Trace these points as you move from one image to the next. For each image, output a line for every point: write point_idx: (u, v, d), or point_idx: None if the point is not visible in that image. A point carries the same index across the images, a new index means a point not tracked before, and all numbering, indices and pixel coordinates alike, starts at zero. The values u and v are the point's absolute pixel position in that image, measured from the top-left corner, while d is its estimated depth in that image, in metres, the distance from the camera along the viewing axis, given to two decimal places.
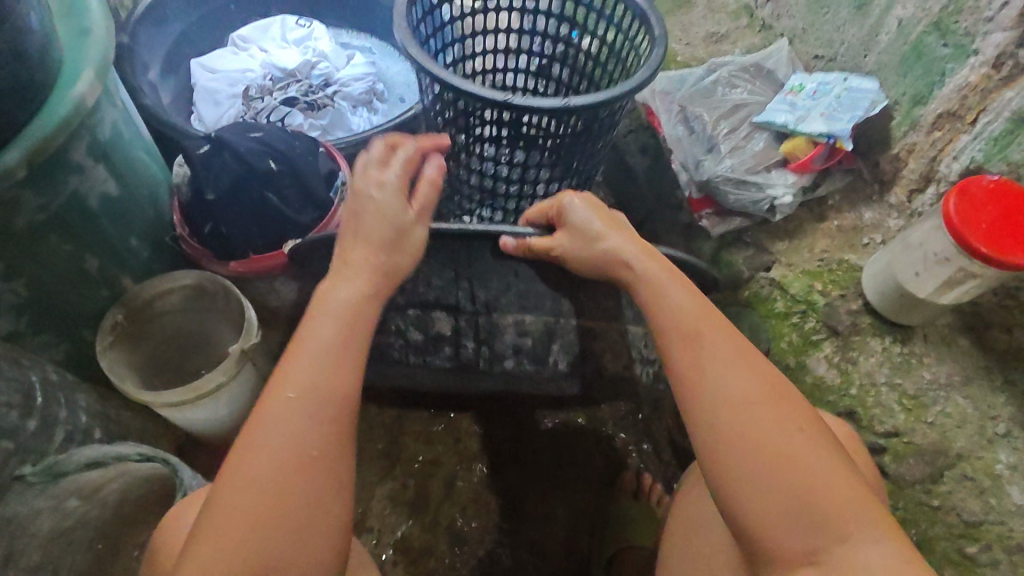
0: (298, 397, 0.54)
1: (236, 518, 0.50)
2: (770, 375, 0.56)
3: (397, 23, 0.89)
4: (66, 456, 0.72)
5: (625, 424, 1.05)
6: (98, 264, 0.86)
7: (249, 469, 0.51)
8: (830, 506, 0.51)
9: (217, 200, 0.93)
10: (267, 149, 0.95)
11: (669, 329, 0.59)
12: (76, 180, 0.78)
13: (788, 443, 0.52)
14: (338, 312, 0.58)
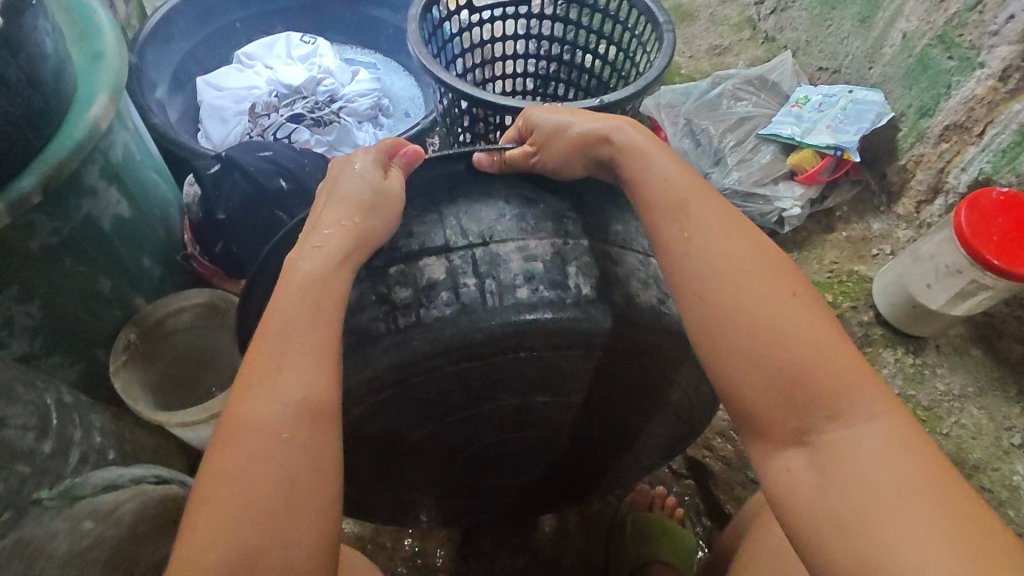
0: (295, 368, 0.51)
1: (233, 469, 0.47)
2: (764, 245, 0.54)
3: (411, 35, 0.92)
4: (80, 481, 0.77)
5: None
6: (111, 285, 0.86)
7: (249, 440, 0.48)
8: (817, 373, 0.48)
9: (228, 219, 0.94)
10: (276, 168, 0.94)
11: (653, 202, 0.58)
12: (89, 203, 0.78)
13: (774, 312, 0.50)
14: (334, 252, 0.57)
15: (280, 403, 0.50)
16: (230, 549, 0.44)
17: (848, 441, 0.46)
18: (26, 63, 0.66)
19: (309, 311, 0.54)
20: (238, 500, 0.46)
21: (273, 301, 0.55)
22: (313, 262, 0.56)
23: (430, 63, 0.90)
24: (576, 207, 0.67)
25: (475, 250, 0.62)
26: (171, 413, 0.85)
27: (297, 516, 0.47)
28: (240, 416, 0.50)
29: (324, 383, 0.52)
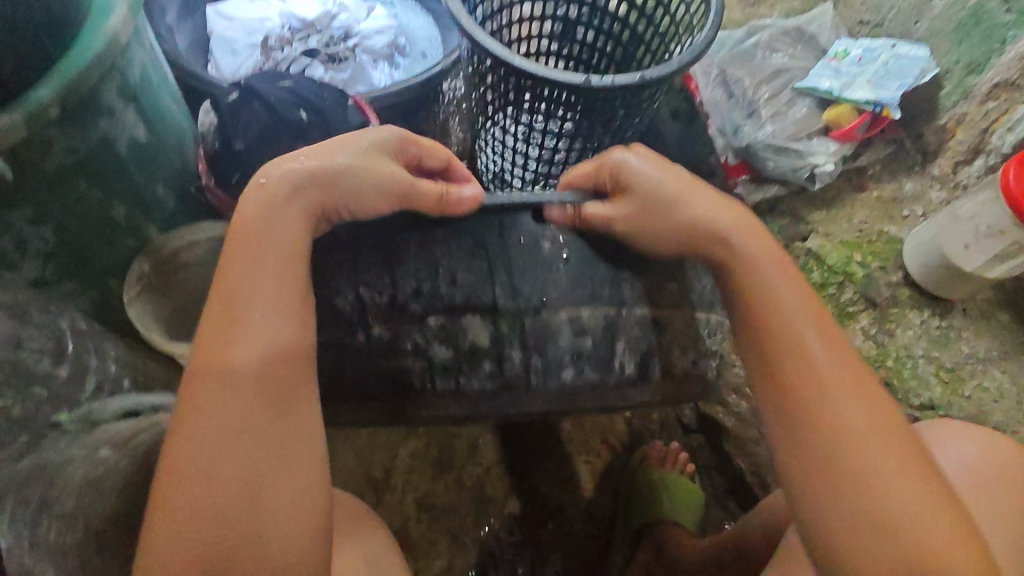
0: (252, 325, 0.54)
1: (210, 456, 0.50)
2: (889, 408, 0.57)
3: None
4: (100, 405, 0.78)
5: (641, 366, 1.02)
6: (125, 212, 0.83)
7: (213, 407, 0.52)
8: (916, 517, 0.52)
9: (246, 150, 0.90)
10: (297, 99, 0.91)
11: (774, 314, 0.60)
12: (106, 123, 0.75)
13: (841, 424, 0.55)
14: (292, 221, 0.58)
15: (247, 363, 0.53)
16: (203, 527, 0.49)
17: (905, 539, 0.51)
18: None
19: (276, 290, 0.56)
20: (218, 473, 0.50)
21: (232, 259, 0.57)
22: (275, 229, 0.57)
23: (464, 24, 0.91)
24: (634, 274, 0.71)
25: (527, 322, 0.70)
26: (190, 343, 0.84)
27: (269, 486, 0.51)
28: (206, 402, 0.52)
29: (283, 339, 0.55)
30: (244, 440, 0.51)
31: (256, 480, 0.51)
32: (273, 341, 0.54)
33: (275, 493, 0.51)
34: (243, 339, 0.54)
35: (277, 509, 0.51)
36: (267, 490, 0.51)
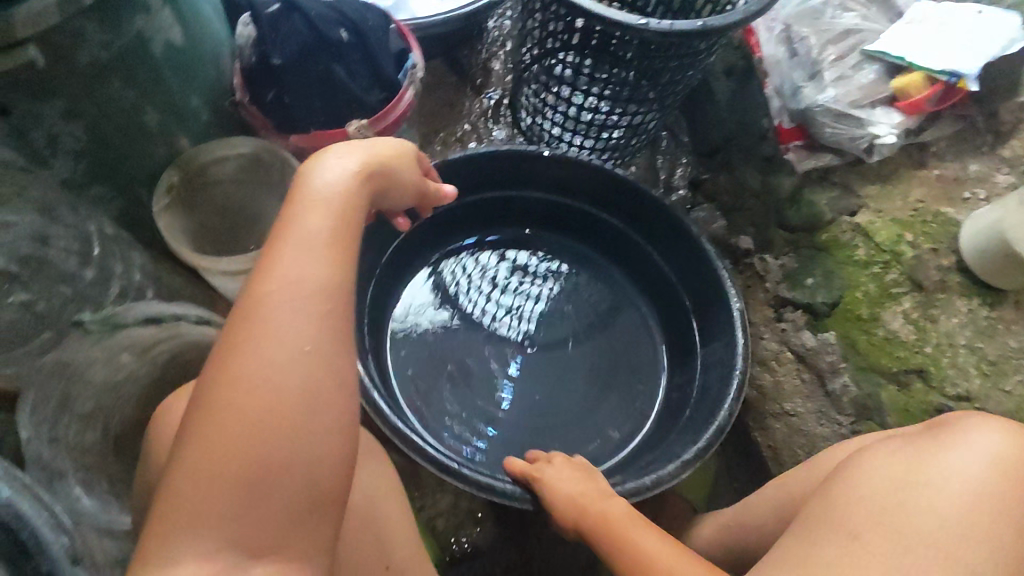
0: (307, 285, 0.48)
1: (254, 396, 0.44)
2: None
3: None
4: (126, 309, 0.73)
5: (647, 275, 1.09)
6: (158, 118, 0.81)
7: (249, 367, 0.44)
8: None
9: (282, 66, 0.86)
10: (337, 16, 0.88)
11: None
12: (142, 20, 0.72)
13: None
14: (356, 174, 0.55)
15: (296, 325, 0.46)
16: (240, 475, 0.42)
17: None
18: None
19: (337, 236, 0.51)
20: (246, 446, 0.43)
21: (293, 218, 0.51)
22: (338, 182, 0.54)
23: None
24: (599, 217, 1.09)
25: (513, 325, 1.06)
26: (216, 259, 0.83)
27: (315, 442, 0.45)
28: (257, 334, 0.45)
29: (344, 281, 0.50)
30: (282, 413, 0.44)
31: (289, 458, 0.44)
32: (320, 299, 0.48)
33: (315, 455, 0.45)
34: (291, 295, 0.47)
35: (311, 473, 0.45)
36: (308, 448, 0.45)
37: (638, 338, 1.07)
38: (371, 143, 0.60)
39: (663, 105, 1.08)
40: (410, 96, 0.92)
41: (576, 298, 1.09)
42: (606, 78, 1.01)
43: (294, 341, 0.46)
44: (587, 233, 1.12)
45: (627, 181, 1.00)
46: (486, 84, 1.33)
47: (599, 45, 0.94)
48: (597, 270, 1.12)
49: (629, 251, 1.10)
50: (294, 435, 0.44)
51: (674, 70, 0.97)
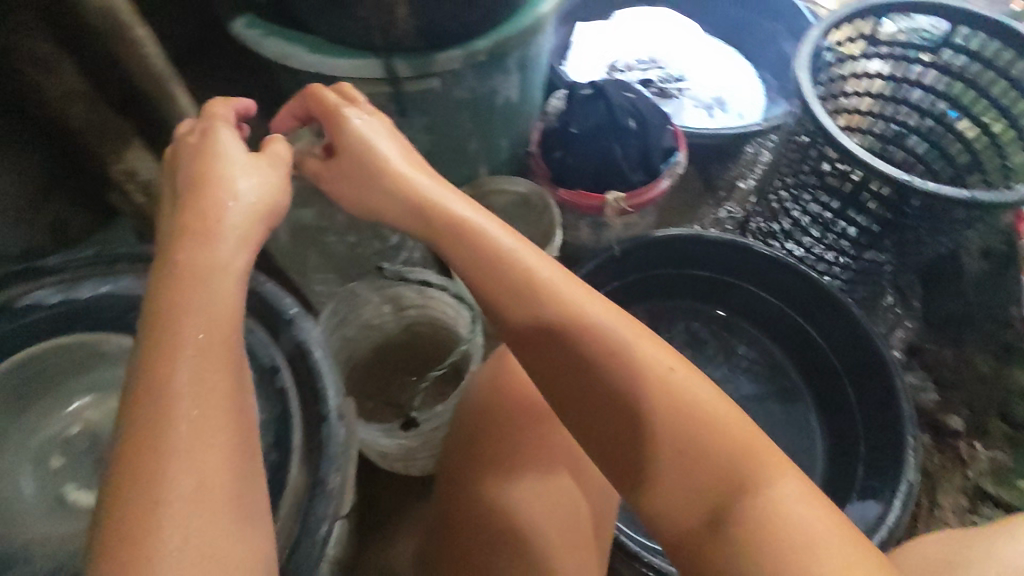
0: (239, 257, 0.54)
1: (169, 512, 0.41)
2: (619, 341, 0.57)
3: (800, 59, 1.04)
4: (411, 272, 0.93)
5: (824, 394, 1.17)
6: (477, 148, 1.05)
7: (172, 336, 0.48)
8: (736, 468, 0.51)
9: (580, 133, 1.07)
10: (632, 109, 1.07)
11: (541, 334, 0.60)
12: (500, 78, 0.93)
13: (654, 367, 0.55)
14: (238, 241, 0.55)
15: (187, 414, 0.45)
16: None
17: (739, 522, 0.49)
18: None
19: (209, 311, 0.50)
20: (180, 404, 0.45)
21: (159, 312, 0.49)
22: (221, 251, 0.53)
23: (807, 89, 1.02)
24: (795, 329, 1.21)
25: None
26: (471, 260, 1.03)
27: (231, 536, 0.43)
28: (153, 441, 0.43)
29: (222, 355, 0.49)
30: (205, 376, 0.47)
31: (226, 554, 0.42)
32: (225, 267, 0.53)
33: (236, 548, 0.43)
34: (205, 255, 0.52)
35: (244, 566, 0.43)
36: (234, 546, 0.43)
37: (798, 443, 1.17)
38: (224, 124, 0.63)
39: (905, 263, 1.09)
40: (665, 185, 1.07)
41: (753, 392, 1.22)
42: (854, 211, 1.07)
43: (192, 434, 0.44)
44: (781, 337, 1.24)
45: (845, 306, 1.08)
46: (728, 198, 1.46)
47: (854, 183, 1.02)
48: (774, 367, 1.24)
49: (813, 359, 1.19)
50: (219, 533, 0.43)
51: (927, 229, 0.99)
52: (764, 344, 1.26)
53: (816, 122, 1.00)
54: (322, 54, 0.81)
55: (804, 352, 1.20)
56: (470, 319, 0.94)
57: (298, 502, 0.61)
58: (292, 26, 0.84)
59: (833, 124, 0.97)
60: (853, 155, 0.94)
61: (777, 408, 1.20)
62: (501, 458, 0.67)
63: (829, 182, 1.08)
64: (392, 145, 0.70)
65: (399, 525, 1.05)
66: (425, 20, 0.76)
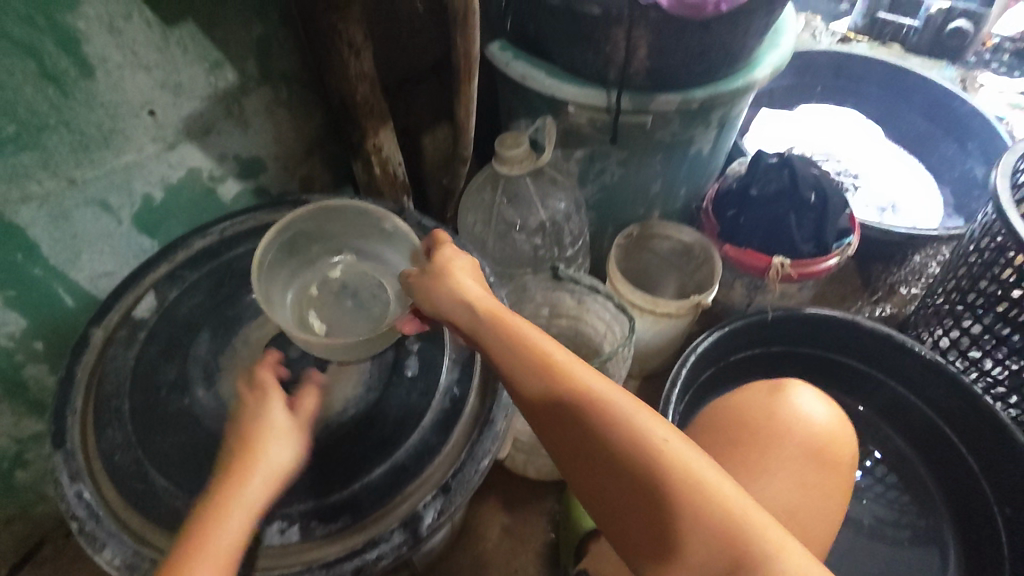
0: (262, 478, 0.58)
1: None
2: (600, 396, 0.56)
3: (1002, 164, 1.05)
4: (580, 277, 0.98)
5: (961, 515, 1.09)
6: (658, 191, 1.14)
7: (215, 528, 0.53)
8: (730, 536, 0.50)
9: (758, 196, 1.13)
10: (816, 184, 1.12)
11: (536, 401, 0.58)
12: (699, 129, 1.02)
13: (657, 446, 0.53)
14: (271, 475, 0.57)
15: None
16: None
17: None
18: (761, 29, 0.91)
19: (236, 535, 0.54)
20: None
21: (193, 527, 0.53)
22: (262, 480, 0.56)
23: (1003, 192, 1.03)
24: (944, 443, 1.13)
25: None
26: (630, 290, 1.09)
27: None
28: None
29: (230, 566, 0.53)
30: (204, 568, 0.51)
31: None
32: (282, 472, 0.57)
33: None
34: (257, 466, 0.56)
35: None
36: None
37: (923, 559, 1.07)
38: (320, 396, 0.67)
39: None
40: (834, 262, 1.09)
41: (885, 493, 1.15)
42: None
43: None
44: (927, 448, 1.16)
45: (1011, 434, 1.00)
46: (883, 299, 1.46)
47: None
48: (907, 474, 1.17)
49: (957, 479, 1.11)
50: None
51: None
52: (904, 452, 1.19)
53: (1006, 225, 1.01)
54: (558, 79, 0.94)
55: (949, 469, 1.13)
56: (622, 333, 1.01)
57: (467, 435, 0.68)
58: (535, 53, 0.99)
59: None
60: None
61: (909, 519, 1.12)
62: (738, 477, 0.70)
63: (1007, 287, 1.07)
64: (464, 266, 0.68)
65: (498, 520, 1.08)
66: (658, 62, 0.89)
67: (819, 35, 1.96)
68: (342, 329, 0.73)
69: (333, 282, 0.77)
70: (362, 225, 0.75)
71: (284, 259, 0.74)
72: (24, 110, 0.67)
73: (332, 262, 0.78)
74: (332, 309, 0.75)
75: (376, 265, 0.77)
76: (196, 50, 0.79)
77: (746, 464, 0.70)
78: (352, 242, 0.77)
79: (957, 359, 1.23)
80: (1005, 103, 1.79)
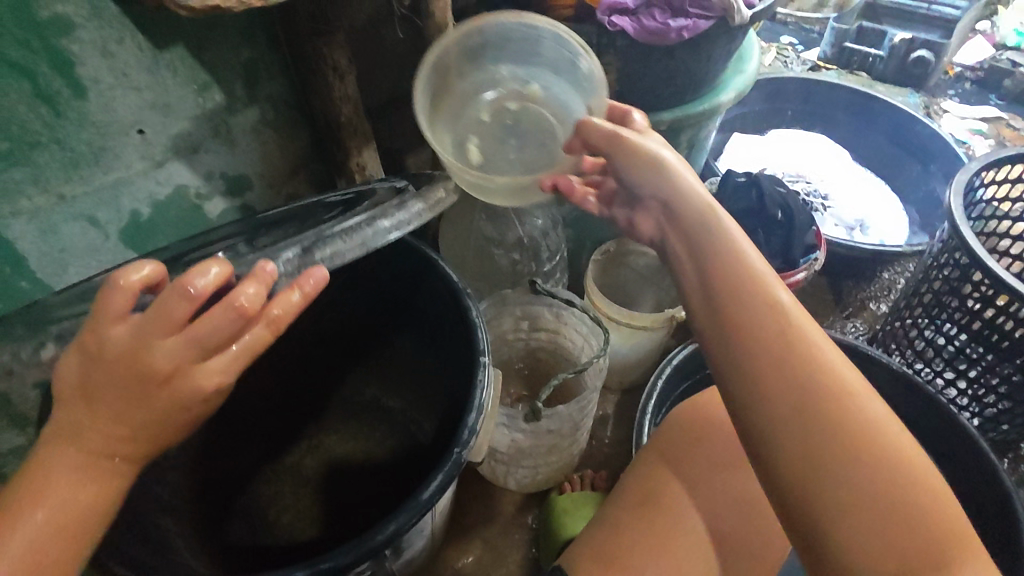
0: (96, 428, 0.45)
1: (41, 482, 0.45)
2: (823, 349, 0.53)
3: (956, 183, 1.11)
4: (555, 291, 1.01)
5: None
6: None
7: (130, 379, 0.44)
8: (921, 507, 0.48)
9: (728, 213, 1.19)
10: (783, 202, 1.17)
11: (760, 322, 0.54)
12: (669, 150, 1.07)
13: (884, 425, 0.50)
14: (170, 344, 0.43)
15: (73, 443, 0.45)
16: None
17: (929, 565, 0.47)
18: (726, 54, 0.97)
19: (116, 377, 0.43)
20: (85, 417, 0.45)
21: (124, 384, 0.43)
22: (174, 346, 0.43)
23: (957, 208, 1.08)
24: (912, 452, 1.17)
25: None
26: (605, 304, 1.13)
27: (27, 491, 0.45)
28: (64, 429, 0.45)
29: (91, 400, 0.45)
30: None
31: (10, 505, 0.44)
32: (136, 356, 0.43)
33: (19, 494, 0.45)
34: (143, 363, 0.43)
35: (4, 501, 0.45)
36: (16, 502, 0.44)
37: None
38: (179, 299, 0.42)
39: None
40: (800, 277, 1.11)
41: None
42: (980, 328, 1.10)
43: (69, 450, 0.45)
44: None
45: (975, 442, 1.04)
46: (855, 314, 1.49)
47: (983, 295, 1.07)
48: None
49: None
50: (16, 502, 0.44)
51: None
52: None
53: (960, 238, 1.06)
54: None
55: None
56: (598, 346, 1.03)
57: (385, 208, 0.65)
58: None
59: (973, 237, 1.04)
60: (989, 266, 1.00)
61: None
62: (702, 474, 0.73)
63: (960, 295, 1.13)
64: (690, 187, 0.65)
65: (478, 534, 1.09)
66: (628, 86, 0.94)
67: (791, 62, 2.05)
68: (493, 164, 0.78)
69: (507, 113, 0.81)
70: (560, 59, 0.77)
71: (473, 61, 0.80)
72: (17, 127, 0.70)
73: (518, 89, 0.81)
74: (491, 141, 0.80)
75: (557, 107, 0.79)
76: (186, 73, 0.82)
77: (713, 458, 0.73)
78: (542, 73, 0.80)
79: (922, 368, 1.27)
80: (966, 128, 1.87)
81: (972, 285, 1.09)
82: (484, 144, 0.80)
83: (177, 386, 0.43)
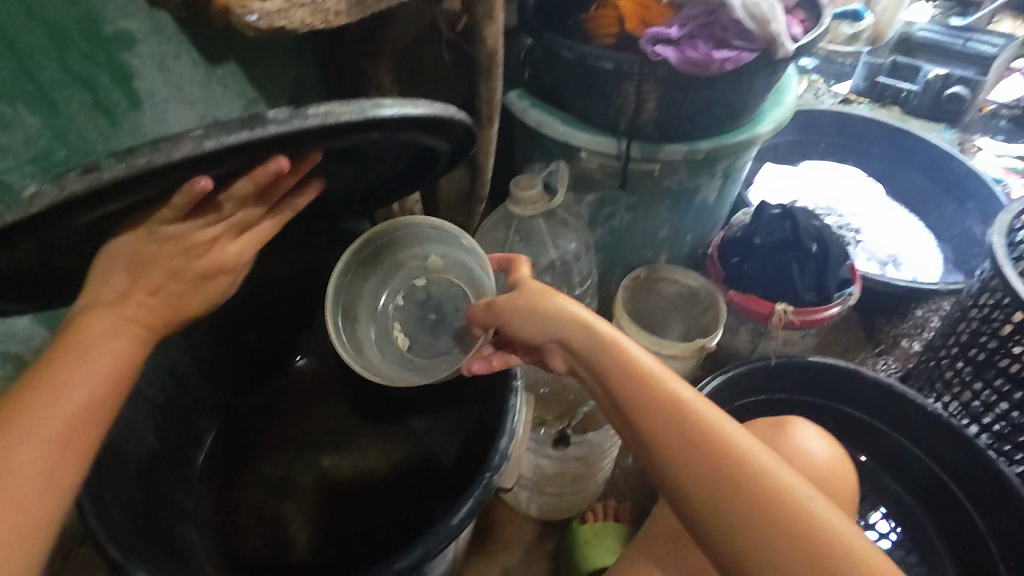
0: (140, 297, 0.51)
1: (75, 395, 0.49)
2: (717, 434, 0.53)
3: (998, 222, 1.09)
4: None
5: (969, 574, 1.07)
6: (664, 236, 1.18)
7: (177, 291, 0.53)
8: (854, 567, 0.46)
9: (762, 245, 1.17)
10: (817, 235, 1.16)
11: (654, 430, 0.55)
12: (704, 179, 1.07)
13: (798, 497, 0.50)
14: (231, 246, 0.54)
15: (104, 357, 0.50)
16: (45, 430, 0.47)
17: None
18: (766, 86, 0.97)
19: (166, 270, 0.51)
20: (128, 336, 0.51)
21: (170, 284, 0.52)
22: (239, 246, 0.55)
23: (998, 248, 1.06)
24: (946, 498, 1.13)
25: None
26: (635, 330, 1.12)
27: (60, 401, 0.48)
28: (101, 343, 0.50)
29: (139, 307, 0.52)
30: (40, 505, 0.46)
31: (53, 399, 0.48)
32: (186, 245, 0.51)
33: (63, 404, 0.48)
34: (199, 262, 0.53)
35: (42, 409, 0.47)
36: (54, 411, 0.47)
37: None
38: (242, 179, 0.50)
39: None
40: (834, 311, 1.11)
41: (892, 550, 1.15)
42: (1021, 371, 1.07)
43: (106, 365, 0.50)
44: (933, 501, 1.15)
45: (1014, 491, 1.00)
46: (886, 351, 1.46)
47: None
48: (911, 529, 1.16)
49: (962, 536, 1.10)
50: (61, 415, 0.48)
51: None
52: (911, 505, 1.18)
53: (1001, 278, 1.04)
54: (570, 126, 1.01)
55: (955, 525, 1.12)
56: None
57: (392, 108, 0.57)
58: (551, 102, 1.04)
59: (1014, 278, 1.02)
60: None
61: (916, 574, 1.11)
62: None
63: (999, 336, 1.10)
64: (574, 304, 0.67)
65: (498, 560, 1.07)
66: (667, 114, 0.94)
67: (822, 94, 2.04)
68: (423, 338, 0.86)
69: (417, 289, 0.87)
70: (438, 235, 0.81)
71: (377, 260, 0.85)
72: (76, 137, 0.71)
73: (420, 265, 0.86)
74: (415, 318, 0.87)
75: (456, 273, 0.83)
76: (236, 87, 0.84)
77: None
78: (435, 247, 0.84)
79: (956, 410, 1.24)
80: (1001, 166, 1.85)
81: (1011, 327, 1.07)
82: (417, 327, 0.87)
83: (205, 261, 0.53)
